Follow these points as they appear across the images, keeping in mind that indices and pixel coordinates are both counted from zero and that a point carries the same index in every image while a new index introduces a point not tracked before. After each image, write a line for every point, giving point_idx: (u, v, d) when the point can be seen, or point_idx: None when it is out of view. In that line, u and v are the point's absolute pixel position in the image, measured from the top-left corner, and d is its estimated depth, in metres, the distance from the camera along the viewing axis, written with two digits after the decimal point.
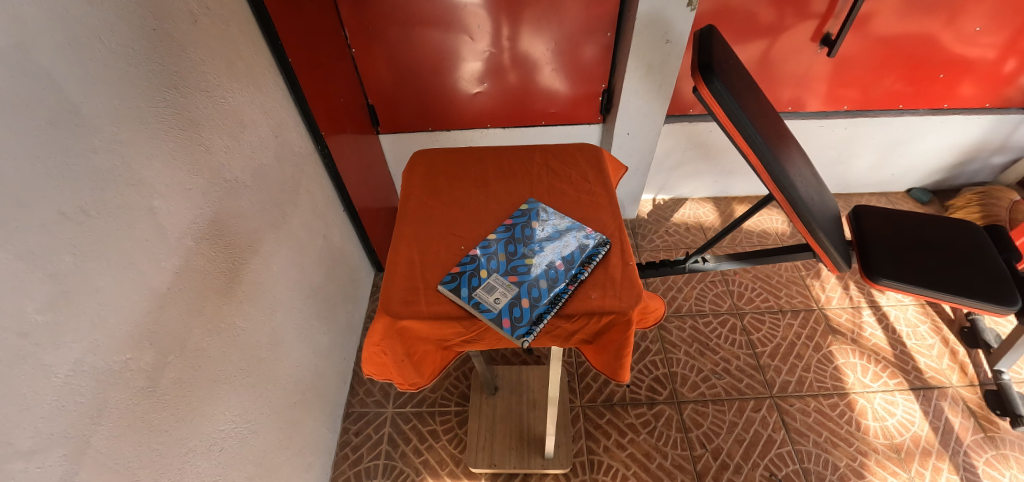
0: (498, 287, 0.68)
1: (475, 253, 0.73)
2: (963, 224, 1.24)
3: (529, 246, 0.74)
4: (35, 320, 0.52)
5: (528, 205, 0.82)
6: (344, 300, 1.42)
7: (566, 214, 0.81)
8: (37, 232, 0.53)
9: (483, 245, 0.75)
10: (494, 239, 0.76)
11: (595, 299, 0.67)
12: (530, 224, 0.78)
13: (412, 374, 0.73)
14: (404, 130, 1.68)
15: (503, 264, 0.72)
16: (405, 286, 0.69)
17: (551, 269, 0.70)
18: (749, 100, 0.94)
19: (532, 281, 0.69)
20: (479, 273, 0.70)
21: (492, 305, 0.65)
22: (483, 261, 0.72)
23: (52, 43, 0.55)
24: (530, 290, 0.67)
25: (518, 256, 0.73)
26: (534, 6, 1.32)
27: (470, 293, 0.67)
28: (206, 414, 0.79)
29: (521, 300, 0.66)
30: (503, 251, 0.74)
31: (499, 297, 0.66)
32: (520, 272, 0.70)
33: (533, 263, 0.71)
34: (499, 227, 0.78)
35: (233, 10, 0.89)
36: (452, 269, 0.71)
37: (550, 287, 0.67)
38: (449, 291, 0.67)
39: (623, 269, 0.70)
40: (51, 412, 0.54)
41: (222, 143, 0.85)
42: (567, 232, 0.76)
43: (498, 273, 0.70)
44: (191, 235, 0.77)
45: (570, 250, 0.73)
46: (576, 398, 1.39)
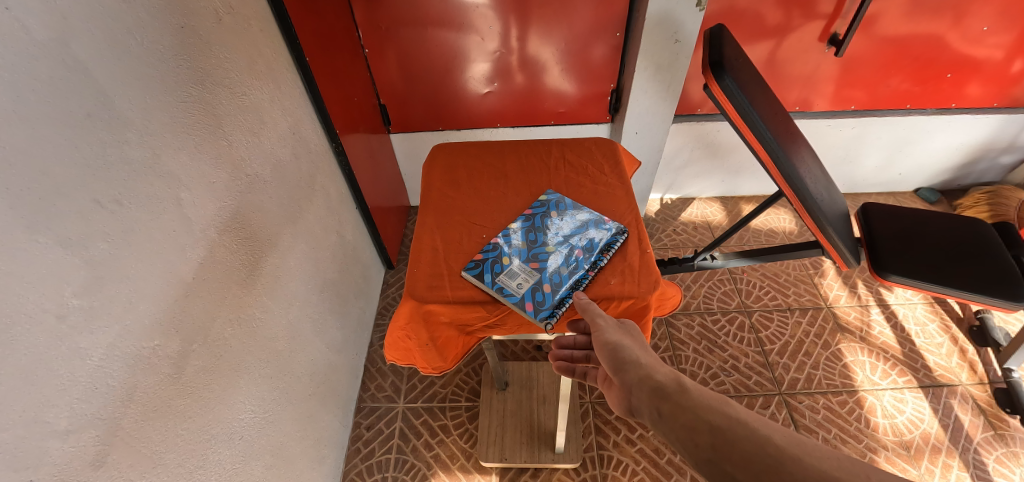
0: (520, 274, 0.70)
1: (498, 240, 0.76)
2: (972, 220, 1.24)
3: (549, 234, 0.76)
4: (72, 304, 0.55)
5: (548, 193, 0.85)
6: (356, 296, 1.43)
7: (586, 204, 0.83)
8: (74, 219, 0.55)
9: (505, 233, 0.77)
10: (516, 226, 0.78)
11: (614, 284, 0.69)
12: (549, 214, 0.80)
13: (435, 358, 0.74)
14: (414, 130, 1.70)
15: (525, 251, 0.74)
16: (429, 272, 0.72)
17: (571, 257, 0.72)
18: (759, 96, 0.95)
19: (554, 268, 0.71)
20: (501, 260, 0.72)
21: (515, 290, 0.68)
22: (505, 248, 0.74)
23: (90, 39, 0.57)
24: (552, 275, 0.70)
25: (539, 244, 0.75)
26: (543, 7, 1.34)
27: (493, 279, 0.69)
28: (227, 403, 0.81)
29: (543, 286, 0.68)
30: (524, 239, 0.76)
31: (522, 283, 0.69)
32: (542, 259, 0.72)
33: (553, 251, 0.73)
34: (519, 217, 0.80)
35: (254, 9, 0.91)
36: (474, 256, 0.73)
37: (570, 273, 0.70)
38: (474, 277, 0.69)
39: (641, 257, 0.72)
40: (86, 394, 0.56)
41: (244, 139, 0.87)
42: (587, 222, 0.77)
43: (520, 260, 0.72)
44: (215, 227, 0.79)
45: (590, 238, 0.74)
46: (586, 394, 1.40)
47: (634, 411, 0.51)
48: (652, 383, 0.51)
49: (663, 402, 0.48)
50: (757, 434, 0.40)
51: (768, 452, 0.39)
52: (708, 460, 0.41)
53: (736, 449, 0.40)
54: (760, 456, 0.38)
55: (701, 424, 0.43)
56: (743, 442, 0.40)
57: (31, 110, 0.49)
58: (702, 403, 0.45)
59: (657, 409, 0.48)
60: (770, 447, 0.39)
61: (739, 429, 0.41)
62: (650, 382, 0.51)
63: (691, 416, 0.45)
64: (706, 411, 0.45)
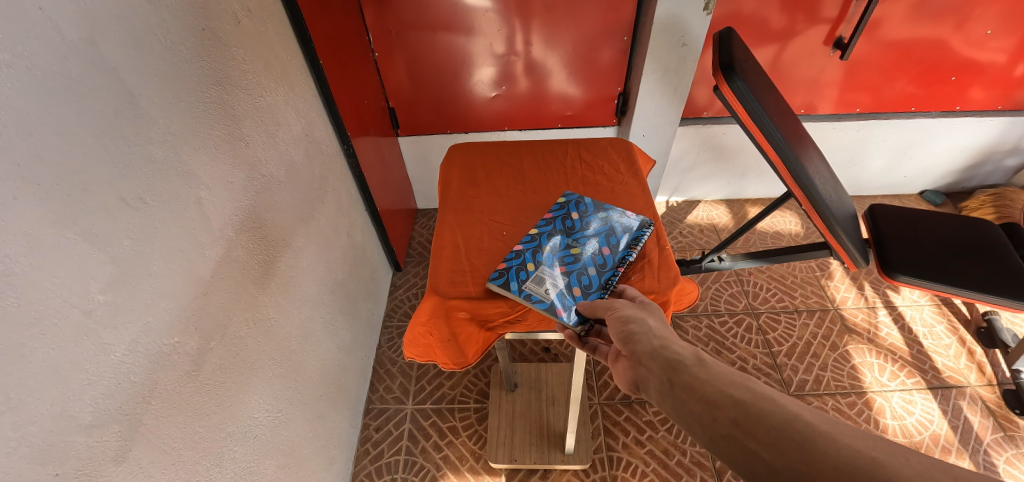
0: (547, 278, 0.70)
1: (520, 246, 0.76)
2: (978, 221, 1.24)
3: (572, 237, 0.76)
4: (97, 299, 0.55)
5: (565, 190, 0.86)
6: (365, 298, 1.44)
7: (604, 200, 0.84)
8: (101, 216, 0.56)
9: (527, 239, 0.77)
10: (536, 231, 0.79)
11: (635, 280, 0.71)
12: (571, 214, 0.80)
13: (456, 355, 0.73)
14: (422, 133, 1.72)
15: (549, 255, 0.74)
16: (451, 269, 0.74)
17: (598, 256, 0.73)
18: (769, 98, 0.96)
19: (581, 270, 0.71)
20: (526, 266, 0.72)
21: (543, 296, 0.68)
22: (528, 254, 0.74)
23: (117, 40, 0.58)
24: (580, 278, 0.70)
25: (563, 248, 0.75)
26: (550, 11, 1.35)
27: (521, 286, 0.69)
28: (242, 401, 0.81)
29: (573, 290, 0.69)
30: (548, 244, 0.76)
31: (550, 288, 0.69)
32: (566, 262, 0.73)
33: (578, 253, 0.74)
34: (540, 221, 0.80)
35: (270, 12, 0.92)
36: (497, 265, 0.73)
37: (598, 274, 0.70)
38: (500, 287, 0.69)
39: (660, 254, 0.75)
40: (109, 389, 0.57)
41: (260, 139, 0.88)
42: (609, 219, 0.79)
43: (546, 265, 0.72)
44: (232, 227, 0.79)
45: (614, 235, 0.76)
46: (595, 395, 1.40)
47: (644, 382, 0.51)
48: (669, 356, 0.50)
49: (678, 375, 0.47)
50: (782, 408, 0.39)
51: (795, 427, 0.37)
52: (725, 431, 0.40)
53: (759, 422, 0.39)
54: (784, 429, 0.37)
55: (722, 397, 0.42)
56: (767, 416, 0.39)
57: (57, 108, 0.50)
58: (724, 378, 0.44)
59: (668, 380, 0.47)
60: (798, 422, 0.37)
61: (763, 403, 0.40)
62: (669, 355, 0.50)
63: (711, 389, 0.43)
64: (727, 385, 0.43)
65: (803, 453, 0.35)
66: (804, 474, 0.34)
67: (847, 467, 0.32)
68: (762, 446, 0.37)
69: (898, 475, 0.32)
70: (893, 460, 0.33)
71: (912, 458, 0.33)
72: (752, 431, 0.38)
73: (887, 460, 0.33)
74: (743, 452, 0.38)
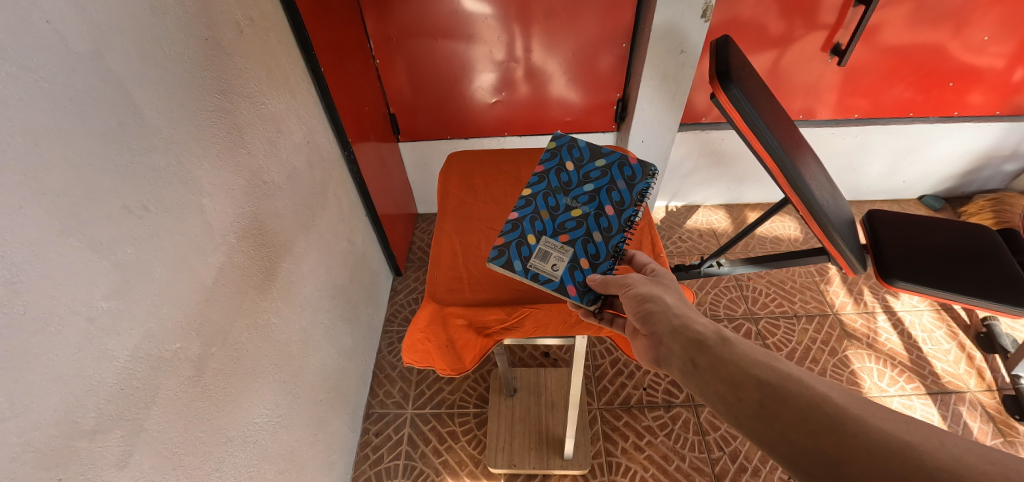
0: (552, 253, 0.72)
1: (516, 218, 0.76)
2: (976, 226, 1.25)
3: (569, 197, 0.78)
4: (101, 306, 0.56)
5: (555, 145, 0.84)
6: (366, 302, 1.44)
7: (597, 151, 0.83)
8: (105, 224, 0.57)
9: (524, 208, 0.77)
10: (530, 196, 0.78)
11: None
12: (565, 166, 0.81)
13: (454, 361, 0.74)
14: (423, 138, 1.73)
15: (550, 224, 0.75)
16: (449, 276, 0.79)
17: (602, 219, 0.74)
18: (765, 105, 0.97)
19: (586, 237, 0.73)
20: (527, 241, 0.73)
21: (551, 274, 0.70)
22: (527, 225, 0.74)
23: (122, 51, 0.59)
24: (586, 247, 0.72)
25: (562, 210, 0.76)
26: (550, 19, 1.37)
27: (525, 265, 0.71)
28: (243, 406, 0.82)
29: (581, 262, 0.70)
30: (545, 208, 0.77)
31: (556, 263, 0.70)
32: (570, 231, 0.74)
33: (579, 215, 0.75)
34: (533, 179, 0.81)
35: (273, 21, 0.93)
36: (497, 241, 0.74)
37: (605, 240, 0.72)
38: (503, 267, 0.70)
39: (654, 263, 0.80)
40: (111, 395, 0.57)
41: (262, 147, 0.89)
42: (606, 170, 0.80)
43: (548, 236, 0.73)
44: (234, 233, 0.80)
45: (615, 192, 0.77)
46: (594, 400, 1.40)
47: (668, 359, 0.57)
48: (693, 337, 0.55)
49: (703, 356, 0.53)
50: (810, 392, 0.44)
51: (825, 409, 0.42)
52: (751, 411, 0.45)
53: (786, 405, 0.44)
54: (814, 412, 0.42)
55: (748, 379, 0.48)
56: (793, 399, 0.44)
57: (63, 119, 0.51)
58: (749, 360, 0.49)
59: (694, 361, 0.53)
60: (826, 405, 0.42)
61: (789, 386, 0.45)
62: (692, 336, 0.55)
63: (737, 371, 0.49)
64: (751, 366, 0.49)
65: (831, 435, 0.40)
66: (836, 455, 0.39)
67: (876, 450, 0.37)
68: (789, 428, 0.42)
69: (933, 459, 0.36)
70: (929, 444, 0.38)
71: (946, 441, 0.37)
72: (777, 412, 0.44)
73: (921, 443, 0.38)
74: (771, 431, 0.43)
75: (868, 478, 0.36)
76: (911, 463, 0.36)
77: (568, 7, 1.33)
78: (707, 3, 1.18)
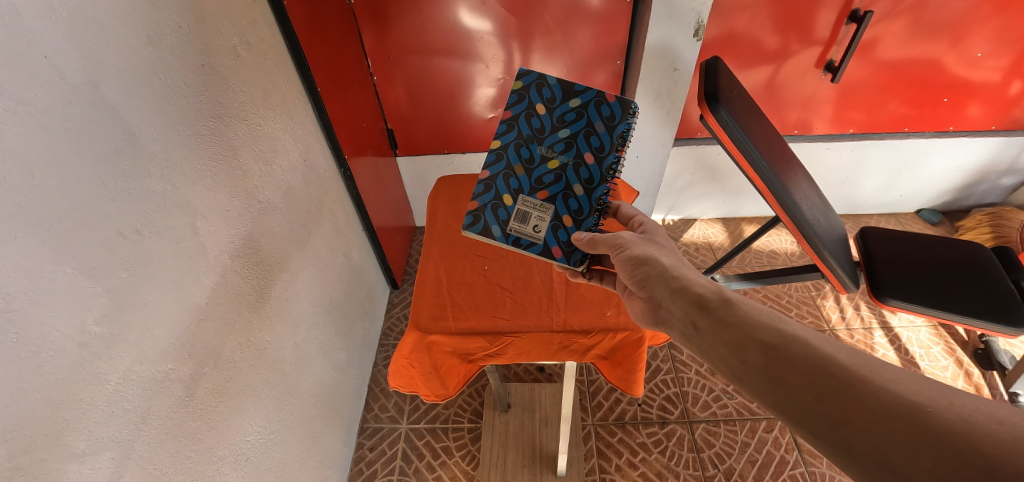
0: (531, 213, 0.80)
1: (490, 178, 0.82)
2: (970, 244, 1.25)
3: (543, 147, 0.81)
4: (93, 331, 0.57)
5: (522, 85, 0.83)
6: (362, 316, 1.45)
7: (570, 88, 0.82)
8: (98, 249, 0.58)
9: (497, 165, 0.82)
10: (502, 149, 0.82)
11: (610, 316, 0.82)
12: (535, 109, 0.82)
13: (437, 386, 0.84)
14: (421, 153, 1.75)
15: (526, 181, 0.81)
16: (433, 305, 0.84)
17: (581, 169, 0.80)
18: (754, 125, 0.98)
19: (566, 192, 0.80)
20: (503, 202, 0.81)
21: (533, 236, 0.79)
22: (502, 186, 0.81)
23: (118, 80, 0.60)
24: (567, 203, 0.80)
25: (538, 163, 0.81)
26: (546, 36, 1.38)
27: (506, 230, 0.80)
28: (235, 424, 0.83)
29: (563, 220, 0.79)
30: (520, 163, 0.82)
31: (536, 223, 0.79)
32: (548, 186, 0.80)
33: (555, 167, 0.81)
34: (503, 128, 0.83)
35: (269, 44, 0.95)
36: (472, 207, 0.82)
37: (586, 194, 0.79)
38: (481, 234, 0.80)
39: None
40: (103, 417, 0.58)
41: (257, 167, 0.90)
42: (581, 111, 0.81)
43: (525, 196, 0.80)
44: (228, 253, 0.82)
45: (593, 138, 0.80)
46: (588, 416, 1.40)
47: (668, 320, 0.64)
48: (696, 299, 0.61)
49: (706, 318, 0.58)
50: (817, 355, 0.48)
51: (830, 372, 0.45)
52: (757, 371, 0.50)
53: (792, 367, 0.48)
54: (820, 375, 0.46)
55: (753, 342, 0.52)
56: (799, 362, 0.48)
57: (58, 151, 0.52)
58: (754, 323, 0.54)
59: (695, 324, 0.59)
60: (832, 368, 0.46)
61: (793, 349, 0.49)
62: (695, 298, 0.61)
63: (741, 333, 0.54)
64: (754, 328, 0.54)
65: (836, 396, 0.44)
66: (843, 417, 0.43)
67: (885, 413, 0.41)
68: (797, 391, 0.46)
69: (942, 419, 0.39)
70: (936, 404, 0.40)
71: (954, 401, 0.40)
72: (782, 375, 0.48)
73: (929, 404, 0.40)
74: (775, 389, 0.48)
75: (874, 437, 0.40)
76: (918, 425, 0.39)
77: (563, 25, 1.35)
78: (699, 22, 1.20)
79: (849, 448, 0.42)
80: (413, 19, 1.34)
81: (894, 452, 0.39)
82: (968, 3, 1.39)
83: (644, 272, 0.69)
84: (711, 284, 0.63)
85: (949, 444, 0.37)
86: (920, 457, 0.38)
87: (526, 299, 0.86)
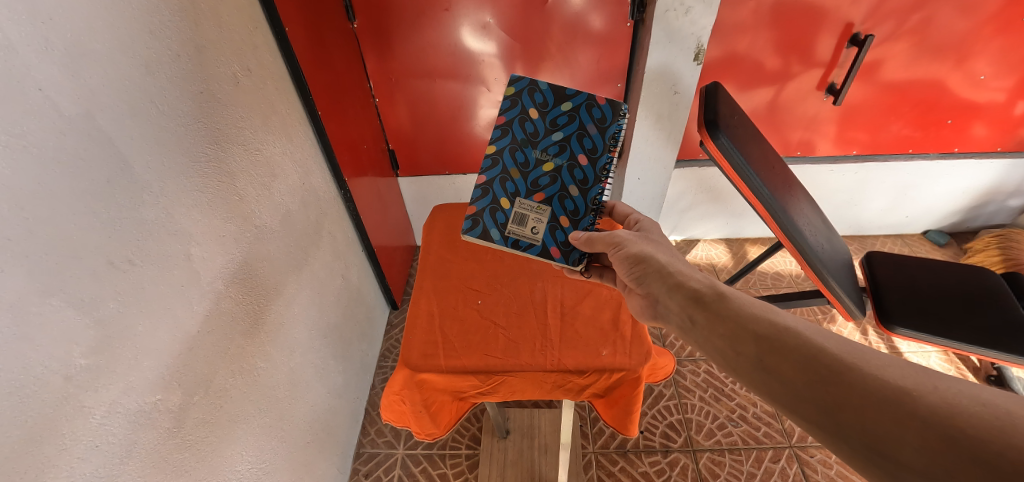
0: (529, 215, 0.80)
1: (486, 182, 0.82)
2: (979, 270, 1.23)
3: (537, 150, 0.81)
4: (79, 364, 0.56)
5: (514, 90, 0.82)
6: (360, 339, 1.44)
7: (561, 92, 0.82)
8: (87, 280, 0.57)
9: (493, 170, 0.82)
10: (497, 154, 0.82)
11: (606, 356, 0.80)
12: (528, 113, 0.82)
13: (428, 423, 0.85)
14: (423, 173, 1.75)
15: (522, 184, 0.81)
16: (425, 341, 0.83)
17: (576, 171, 0.81)
18: (755, 151, 0.97)
19: (562, 193, 0.81)
20: (500, 206, 0.81)
21: (532, 238, 0.80)
22: (498, 189, 0.81)
23: (114, 110, 0.60)
24: (563, 205, 0.80)
25: (533, 166, 0.81)
26: (547, 59, 1.39)
27: (505, 232, 0.80)
28: (224, 454, 0.81)
29: (560, 221, 0.80)
30: (515, 167, 0.81)
31: (534, 225, 0.80)
32: (544, 189, 0.81)
33: (550, 169, 0.81)
34: (497, 132, 0.82)
35: (271, 69, 0.96)
36: (469, 211, 0.81)
37: (582, 195, 0.80)
38: (479, 238, 0.80)
39: (634, 329, 0.84)
40: (85, 453, 0.57)
41: (254, 192, 0.90)
42: (573, 113, 0.81)
43: (522, 199, 0.81)
44: (222, 279, 0.81)
45: (587, 140, 0.81)
46: (588, 443, 1.36)
47: (665, 314, 0.65)
48: (692, 294, 0.62)
49: (702, 311, 0.60)
50: (810, 345, 0.49)
51: (821, 361, 0.47)
52: (752, 362, 0.52)
53: (784, 358, 0.50)
54: (812, 364, 0.48)
55: (748, 334, 0.54)
56: (792, 352, 0.50)
57: (48, 182, 0.52)
58: (747, 316, 0.56)
59: (691, 318, 0.60)
60: (822, 357, 0.48)
61: (785, 341, 0.51)
62: (690, 291, 0.63)
63: (736, 326, 0.55)
64: (748, 321, 0.55)
65: (827, 385, 0.45)
66: (833, 402, 0.44)
67: (873, 398, 0.42)
68: (790, 380, 0.48)
69: (926, 403, 0.40)
70: (921, 389, 0.42)
71: (938, 385, 0.41)
72: (776, 366, 0.50)
73: (914, 388, 0.42)
74: (769, 378, 0.50)
75: (864, 422, 0.42)
76: (903, 408, 0.41)
77: (564, 48, 1.36)
78: (699, 46, 1.20)
79: (839, 434, 0.43)
80: (415, 42, 1.36)
81: (883, 437, 0.40)
82: (969, 25, 1.39)
83: (641, 267, 0.70)
84: (706, 277, 0.65)
85: (934, 426, 0.39)
86: (906, 440, 0.39)
87: (519, 335, 0.84)
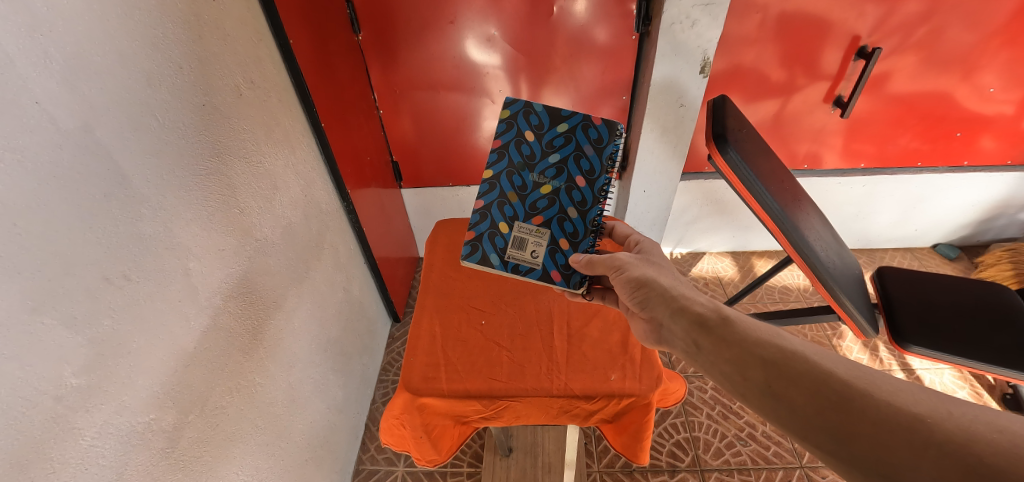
0: (528, 239, 0.79)
1: (483, 207, 0.80)
2: (994, 286, 1.20)
3: (534, 173, 0.80)
4: (70, 383, 0.54)
5: (509, 113, 0.80)
6: (360, 352, 1.41)
7: (556, 113, 0.80)
8: (81, 298, 0.56)
9: (490, 194, 0.80)
10: (494, 179, 0.80)
11: (615, 380, 0.78)
12: (523, 136, 0.80)
13: (428, 449, 0.82)
14: (425, 184, 1.74)
15: (520, 208, 0.80)
16: (426, 363, 0.81)
17: (575, 193, 0.79)
18: (765, 166, 0.96)
19: (561, 215, 0.79)
20: (499, 231, 0.79)
21: (532, 263, 0.79)
22: (496, 214, 0.80)
23: (114, 124, 0.59)
24: (563, 227, 0.79)
25: (530, 190, 0.80)
26: (552, 71, 1.39)
27: (504, 257, 0.79)
28: (218, 474, 0.78)
29: (560, 244, 0.79)
30: (512, 191, 0.80)
31: (534, 250, 0.79)
32: (542, 212, 0.79)
33: (547, 192, 0.79)
34: (492, 156, 0.80)
35: (274, 82, 0.96)
36: (469, 237, 0.80)
37: (581, 217, 0.79)
38: (478, 264, 0.79)
39: (643, 352, 0.81)
40: (74, 476, 0.55)
41: (255, 205, 0.89)
42: (569, 135, 0.80)
43: (520, 224, 0.79)
44: (221, 294, 0.79)
45: (585, 161, 0.79)
46: (594, 462, 1.33)
47: (670, 340, 0.63)
48: (696, 318, 0.60)
49: (706, 336, 0.58)
50: (819, 369, 0.47)
51: (832, 387, 0.45)
52: (761, 390, 0.49)
53: (793, 384, 0.47)
54: (822, 390, 0.45)
55: (755, 360, 0.51)
56: (800, 378, 0.47)
57: (45, 196, 0.51)
58: (753, 341, 0.53)
59: (697, 344, 0.58)
60: (832, 382, 0.45)
61: (793, 366, 0.49)
62: (695, 316, 0.61)
63: (742, 351, 0.53)
64: (755, 346, 0.53)
65: (838, 412, 0.43)
66: (845, 430, 0.42)
67: (885, 425, 0.40)
68: (799, 407, 0.46)
69: (941, 430, 0.39)
70: (936, 415, 0.40)
71: (953, 411, 0.40)
72: (785, 392, 0.47)
73: (929, 415, 0.40)
74: (779, 406, 0.47)
75: (877, 449, 0.40)
76: (917, 435, 0.39)
77: (569, 61, 1.36)
78: (705, 59, 1.21)
79: (852, 464, 0.41)
80: (419, 55, 1.36)
81: (897, 465, 0.38)
82: (977, 38, 1.38)
83: (643, 292, 0.68)
84: (710, 301, 0.63)
85: (949, 453, 0.37)
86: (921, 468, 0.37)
87: (524, 358, 0.82)
